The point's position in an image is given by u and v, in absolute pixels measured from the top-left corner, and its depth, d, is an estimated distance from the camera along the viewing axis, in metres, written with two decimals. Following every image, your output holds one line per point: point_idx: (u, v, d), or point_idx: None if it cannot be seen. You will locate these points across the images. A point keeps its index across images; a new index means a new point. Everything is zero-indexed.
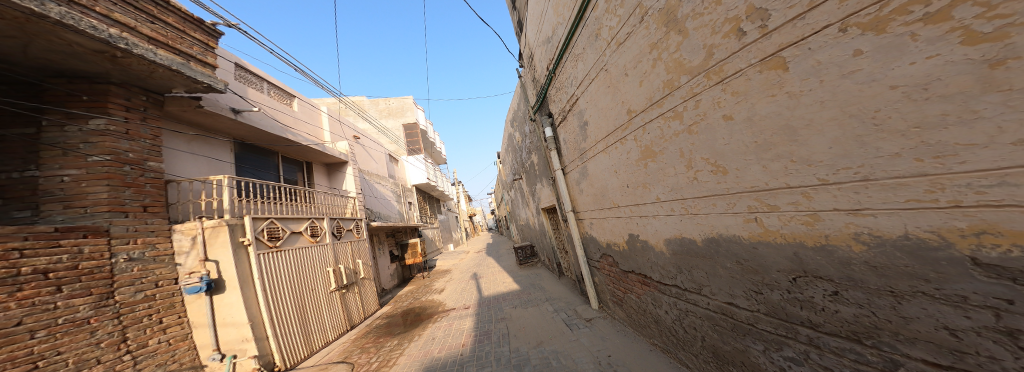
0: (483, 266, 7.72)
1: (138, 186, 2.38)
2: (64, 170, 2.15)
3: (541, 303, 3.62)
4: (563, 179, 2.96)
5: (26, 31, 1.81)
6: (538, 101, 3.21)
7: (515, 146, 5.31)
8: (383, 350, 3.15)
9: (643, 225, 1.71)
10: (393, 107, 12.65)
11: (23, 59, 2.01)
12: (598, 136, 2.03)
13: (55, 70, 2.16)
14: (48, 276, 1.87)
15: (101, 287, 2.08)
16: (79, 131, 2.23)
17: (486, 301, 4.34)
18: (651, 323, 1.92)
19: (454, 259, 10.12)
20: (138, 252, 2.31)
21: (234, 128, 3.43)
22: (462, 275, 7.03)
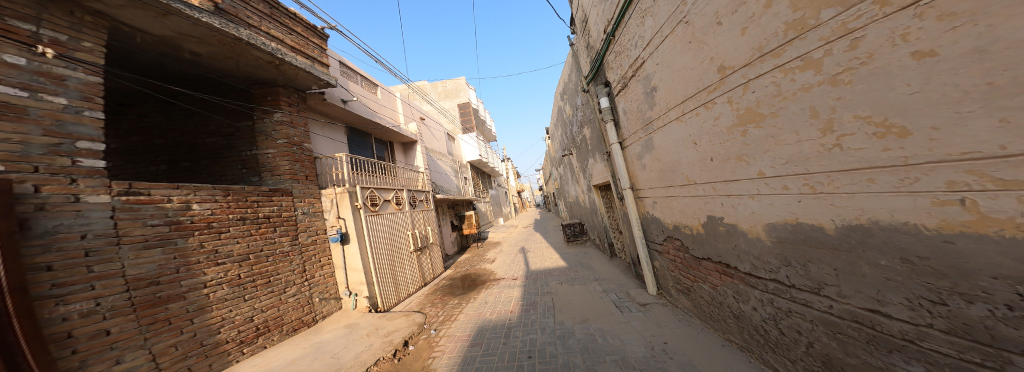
0: (533, 241, 7.88)
1: (302, 161, 3.22)
2: (268, 149, 3.07)
3: (588, 282, 3.58)
4: (620, 153, 2.73)
5: (235, 51, 2.54)
6: (592, 71, 2.98)
7: (565, 120, 5.07)
8: (448, 306, 3.54)
9: (735, 205, 1.46)
10: (447, 88, 13.08)
11: (237, 71, 2.82)
12: (672, 102, 1.77)
13: (252, 79, 2.99)
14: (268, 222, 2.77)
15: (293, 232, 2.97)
16: (270, 121, 3.09)
17: (542, 273, 4.44)
18: (730, 318, 1.73)
19: (505, 232, 10.59)
20: (307, 208, 3.16)
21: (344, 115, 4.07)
22: (512, 247, 7.34)
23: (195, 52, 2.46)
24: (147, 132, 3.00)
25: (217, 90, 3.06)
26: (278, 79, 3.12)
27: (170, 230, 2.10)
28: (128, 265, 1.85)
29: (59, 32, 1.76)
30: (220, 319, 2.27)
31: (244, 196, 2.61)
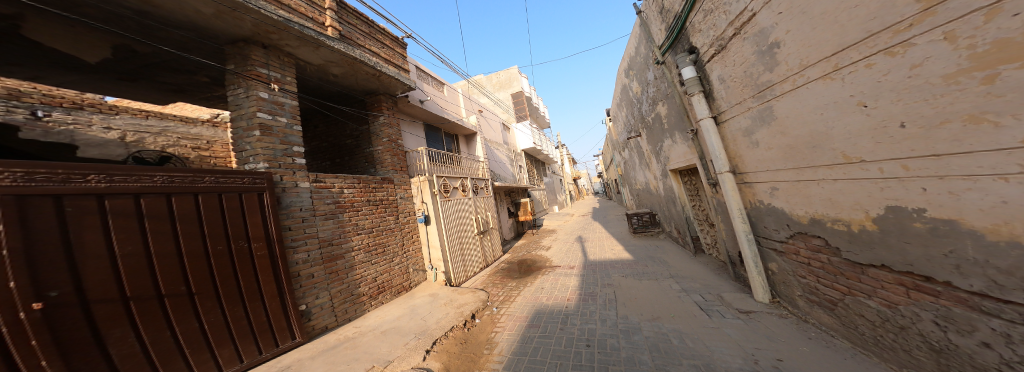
0: (588, 230, 7.66)
1: (397, 155, 4.04)
2: (377, 146, 3.95)
3: (661, 278, 3.24)
4: (713, 130, 2.31)
5: (354, 68, 3.27)
6: (669, 40, 2.62)
7: (632, 99, 4.63)
8: (507, 288, 3.72)
9: (958, 188, 1.02)
10: (502, 80, 13.22)
11: (355, 85, 3.65)
12: (820, 55, 1.38)
13: (365, 90, 3.87)
14: (383, 203, 3.49)
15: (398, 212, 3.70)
16: (378, 124, 3.98)
17: (602, 264, 4.23)
18: (924, 349, 1.27)
19: (560, 220, 10.46)
20: (404, 193, 3.92)
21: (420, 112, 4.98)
22: (569, 236, 7.21)
23: (336, 74, 3.31)
24: (319, 139, 4.55)
25: (344, 103, 4.12)
26: (379, 89, 3.93)
27: (338, 207, 2.87)
28: (320, 230, 2.64)
29: (277, 72, 2.67)
30: (367, 274, 3.04)
31: (371, 183, 3.36)
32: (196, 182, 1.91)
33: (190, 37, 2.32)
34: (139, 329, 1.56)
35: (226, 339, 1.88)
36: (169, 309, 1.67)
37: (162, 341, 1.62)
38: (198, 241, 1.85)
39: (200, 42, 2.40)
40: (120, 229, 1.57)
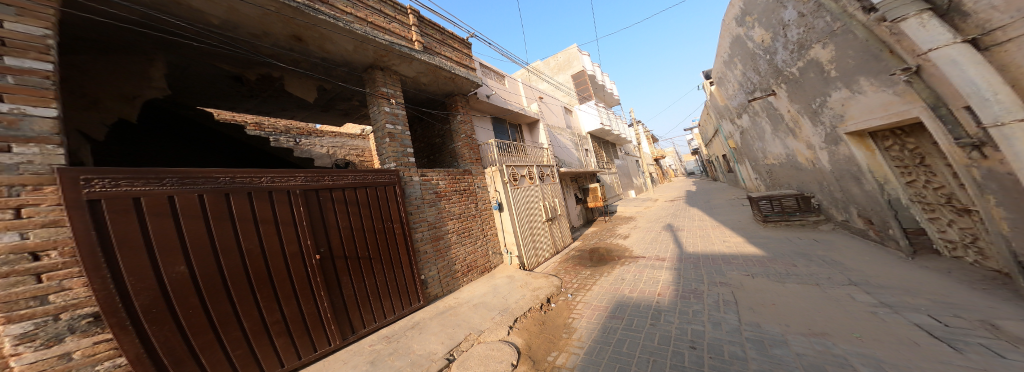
0: (680, 217, 6.68)
1: (473, 148, 4.54)
2: (457, 142, 4.48)
3: (814, 285, 2.47)
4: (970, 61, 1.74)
5: (436, 75, 3.95)
6: None
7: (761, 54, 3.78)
8: (581, 276, 3.73)
9: None
10: (561, 62, 12.44)
11: (437, 88, 4.31)
12: None
13: (447, 92, 4.49)
14: (467, 191, 4.11)
15: (480, 199, 4.28)
16: (457, 122, 4.54)
17: (703, 258, 3.61)
18: None
19: (638, 206, 9.53)
20: (481, 184, 4.38)
21: (484, 106, 5.57)
22: (650, 223, 6.48)
23: (424, 83, 4.08)
24: (418, 141, 5.30)
25: (430, 106, 4.79)
26: (454, 91, 4.56)
27: (437, 196, 3.59)
28: (431, 213, 3.45)
29: (392, 88, 3.55)
30: (463, 254, 3.73)
31: (456, 175, 4.00)
32: (372, 181, 2.90)
33: (347, 72, 3.42)
34: (354, 279, 2.53)
35: (389, 293, 2.77)
36: (363, 268, 2.63)
37: (362, 291, 2.57)
38: (375, 222, 2.83)
39: (351, 74, 3.49)
40: (346, 215, 2.61)
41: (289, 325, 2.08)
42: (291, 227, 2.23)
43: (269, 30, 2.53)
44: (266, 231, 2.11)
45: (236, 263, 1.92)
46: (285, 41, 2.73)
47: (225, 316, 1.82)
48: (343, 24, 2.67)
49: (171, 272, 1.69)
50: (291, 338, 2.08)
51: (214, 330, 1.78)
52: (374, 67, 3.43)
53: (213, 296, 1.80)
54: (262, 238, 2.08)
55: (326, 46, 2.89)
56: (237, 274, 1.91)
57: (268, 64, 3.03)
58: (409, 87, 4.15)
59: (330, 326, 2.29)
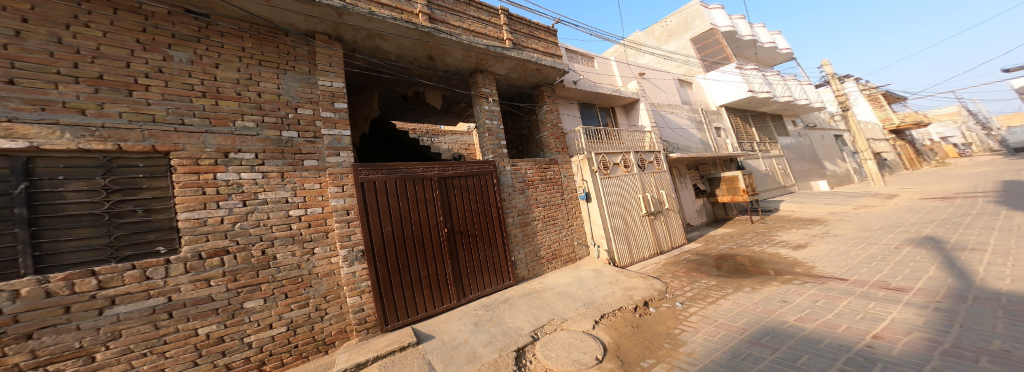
0: (957, 226, 5.20)
1: (558, 138, 6.34)
2: (544, 133, 6.35)
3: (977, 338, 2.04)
4: None
5: (521, 67, 5.69)
6: None
7: None
8: (697, 285, 4.10)
9: None
10: (671, 26, 12.90)
11: (523, 81, 6.28)
12: None
13: (531, 82, 6.36)
14: (551, 183, 5.69)
15: (561, 193, 5.79)
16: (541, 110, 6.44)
17: (835, 291, 3.21)
18: None
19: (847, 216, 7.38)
20: (564, 171, 5.99)
21: (573, 94, 7.44)
22: (882, 234, 5.29)
23: (510, 75, 5.87)
24: (511, 132, 7.64)
25: (519, 100, 6.97)
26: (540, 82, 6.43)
27: (528, 176, 5.35)
28: (518, 194, 5.10)
29: (489, 88, 5.52)
30: (543, 235, 5.23)
31: (544, 165, 5.70)
32: (477, 178, 4.59)
33: (457, 78, 5.64)
34: (464, 251, 4.15)
35: (485, 268, 4.32)
36: (471, 243, 4.25)
37: (469, 264, 4.16)
38: (479, 209, 4.47)
39: (460, 80, 5.73)
40: (462, 202, 4.30)
41: (432, 278, 3.75)
42: (435, 208, 4.00)
43: (416, 55, 4.60)
44: (423, 208, 3.90)
45: (411, 230, 3.71)
46: (420, 59, 4.76)
47: (403, 269, 3.53)
48: (454, 38, 4.45)
49: (383, 229, 3.48)
50: (431, 288, 3.71)
51: (398, 276, 3.47)
52: (477, 71, 5.48)
53: (399, 253, 3.54)
54: (422, 215, 3.86)
55: (446, 60, 4.93)
56: (409, 236, 3.68)
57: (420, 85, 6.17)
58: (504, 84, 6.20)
59: (452, 290, 3.90)
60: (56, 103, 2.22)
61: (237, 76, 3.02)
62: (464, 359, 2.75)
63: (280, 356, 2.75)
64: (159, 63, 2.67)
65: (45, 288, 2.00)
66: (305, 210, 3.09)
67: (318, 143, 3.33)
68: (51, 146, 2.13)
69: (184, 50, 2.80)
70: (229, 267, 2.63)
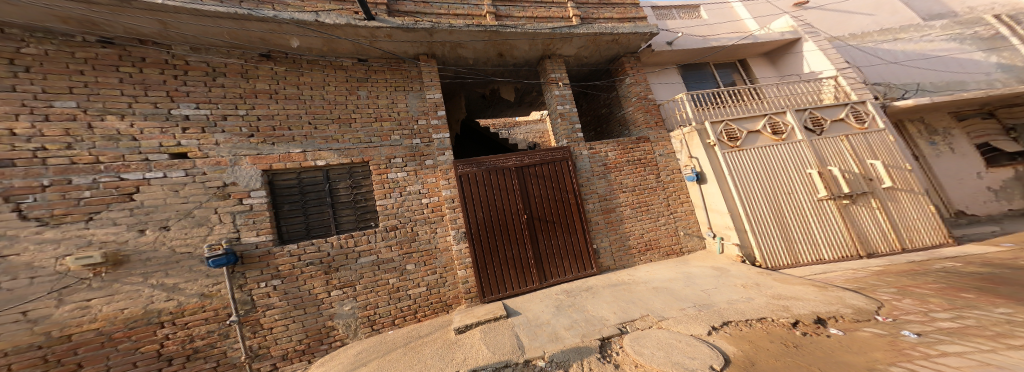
0: None
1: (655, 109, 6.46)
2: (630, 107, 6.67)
3: None
4: None
5: (598, 41, 6.09)
6: None
7: None
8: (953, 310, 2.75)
9: None
10: None
11: (597, 57, 6.69)
12: None
13: (614, 54, 6.65)
14: (638, 168, 5.86)
15: (650, 180, 5.86)
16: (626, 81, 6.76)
17: None
18: None
19: None
20: (664, 151, 6.08)
21: (675, 56, 6.91)
22: None
23: (583, 53, 6.47)
24: (587, 113, 8.68)
25: (595, 77, 7.59)
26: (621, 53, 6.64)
27: (609, 160, 5.78)
28: (597, 177, 5.65)
29: (558, 72, 6.41)
30: (635, 217, 5.59)
31: (628, 146, 5.95)
32: (552, 164, 5.48)
33: (524, 67, 6.84)
34: (544, 234, 5.10)
35: (568, 252, 5.15)
36: (550, 226, 5.16)
37: (551, 246, 5.08)
38: (557, 193, 5.34)
39: (530, 69, 6.89)
40: (539, 187, 5.27)
41: (515, 260, 4.86)
42: (515, 194, 5.09)
43: (487, 54, 5.85)
44: (507, 194, 5.05)
45: (494, 215, 4.91)
46: (493, 57, 6.02)
47: (492, 251, 4.77)
48: (522, 29, 5.34)
49: (473, 213, 4.78)
50: (517, 269, 4.84)
51: (490, 255, 4.74)
52: (544, 58, 6.41)
53: (487, 235, 4.79)
54: (507, 199, 5.02)
55: (513, 52, 6.04)
56: (493, 220, 4.88)
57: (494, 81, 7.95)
58: (575, 64, 6.85)
59: (535, 274, 4.92)
60: (339, 136, 4.41)
61: (386, 102, 4.85)
62: (547, 338, 3.26)
63: (425, 309, 4.32)
64: (355, 101, 4.65)
65: (341, 242, 4.04)
66: (429, 198, 4.68)
67: (431, 146, 4.91)
68: (333, 162, 4.29)
69: (365, 90, 4.78)
70: (398, 238, 4.35)
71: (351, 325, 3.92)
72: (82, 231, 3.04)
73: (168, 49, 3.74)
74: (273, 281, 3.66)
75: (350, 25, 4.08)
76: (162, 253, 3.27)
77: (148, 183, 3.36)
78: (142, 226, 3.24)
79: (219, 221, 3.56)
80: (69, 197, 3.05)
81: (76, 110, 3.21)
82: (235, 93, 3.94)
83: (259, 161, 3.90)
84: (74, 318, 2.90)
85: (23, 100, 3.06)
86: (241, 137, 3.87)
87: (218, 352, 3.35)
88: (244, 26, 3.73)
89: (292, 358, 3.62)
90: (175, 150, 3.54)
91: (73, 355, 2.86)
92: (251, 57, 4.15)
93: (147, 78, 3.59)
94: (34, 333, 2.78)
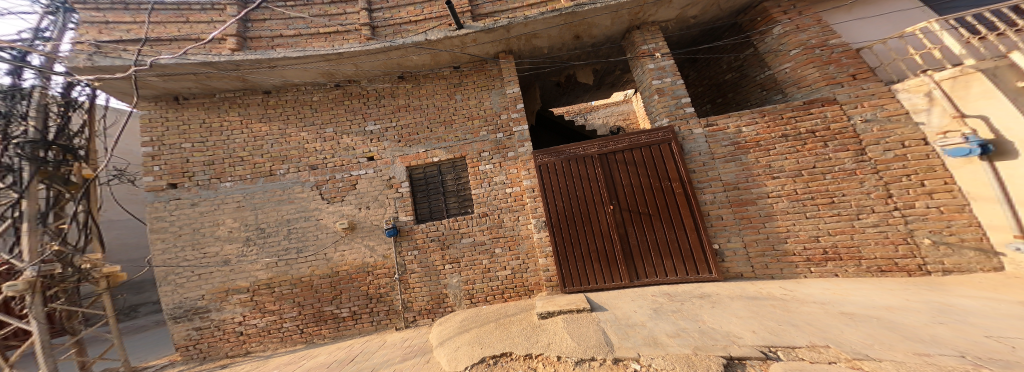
0: None
1: (836, 62, 5.04)
2: (782, 64, 5.55)
3: None
4: None
5: None
6: None
7: None
8: None
9: None
10: None
11: (721, 11, 5.90)
12: None
13: (744, 3, 5.76)
14: (804, 146, 4.75)
15: (843, 160, 4.57)
16: (773, 38, 5.63)
17: None
18: None
19: None
20: (870, 114, 4.63)
21: None
22: None
23: (693, 15, 5.97)
24: (714, 75, 7.55)
25: (719, 34, 6.60)
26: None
27: (736, 147, 5.00)
28: (706, 162, 5.07)
29: (651, 42, 6.07)
30: (781, 206, 4.64)
31: (775, 121, 4.96)
32: (648, 147, 5.29)
33: (611, 46, 6.85)
34: (636, 228, 5.04)
35: (670, 251, 4.85)
36: (643, 217, 5.03)
37: (642, 240, 4.99)
38: (657, 179, 5.12)
39: (618, 47, 6.94)
40: (628, 173, 5.26)
41: (600, 253, 5.13)
42: (597, 183, 5.37)
43: (564, 40, 6.38)
44: (589, 183, 5.42)
45: (575, 204, 5.39)
46: (577, 43, 6.56)
47: (573, 240, 5.29)
48: (602, 3, 5.46)
49: (553, 202, 5.50)
50: (602, 263, 5.10)
51: (571, 246, 5.29)
52: (634, 29, 6.24)
53: (565, 225, 5.37)
54: (588, 188, 5.39)
55: (594, 32, 6.28)
56: (572, 209, 5.39)
57: (569, 66, 7.61)
58: (679, 28, 6.34)
59: (625, 272, 5.00)
60: (465, 135, 6.32)
61: (475, 101, 6.54)
62: (642, 340, 3.05)
63: (511, 291, 5.54)
64: (451, 103, 6.56)
65: (450, 224, 5.88)
66: (512, 188, 5.89)
67: (513, 139, 6.16)
68: (442, 158, 6.23)
69: (460, 94, 6.62)
70: (490, 225, 5.77)
71: (458, 295, 5.66)
72: (340, 207, 6.03)
73: (359, 83, 6.69)
74: (411, 251, 5.86)
75: (446, 37, 5.77)
76: (369, 225, 5.95)
77: (360, 178, 6.19)
78: (361, 206, 6.07)
79: (388, 203, 6.07)
80: (337, 188, 6.12)
81: (333, 134, 6.42)
82: (390, 109, 6.57)
83: (405, 160, 6.26)
84: (339, 261, 5.84)
85: (316, 129, 6.44)
86: (393, 142, 6.37)
87: (391, 299, 5.76)
88: (389, 56, 6.10)
89: (425, 314, 5.71)
90: (367, 155, 6.29)
91: (341, 284, 5.76)
92: (393, 80, 6.73)
93: (353, 106, 6.58)
94: (328, 266, 5.83)
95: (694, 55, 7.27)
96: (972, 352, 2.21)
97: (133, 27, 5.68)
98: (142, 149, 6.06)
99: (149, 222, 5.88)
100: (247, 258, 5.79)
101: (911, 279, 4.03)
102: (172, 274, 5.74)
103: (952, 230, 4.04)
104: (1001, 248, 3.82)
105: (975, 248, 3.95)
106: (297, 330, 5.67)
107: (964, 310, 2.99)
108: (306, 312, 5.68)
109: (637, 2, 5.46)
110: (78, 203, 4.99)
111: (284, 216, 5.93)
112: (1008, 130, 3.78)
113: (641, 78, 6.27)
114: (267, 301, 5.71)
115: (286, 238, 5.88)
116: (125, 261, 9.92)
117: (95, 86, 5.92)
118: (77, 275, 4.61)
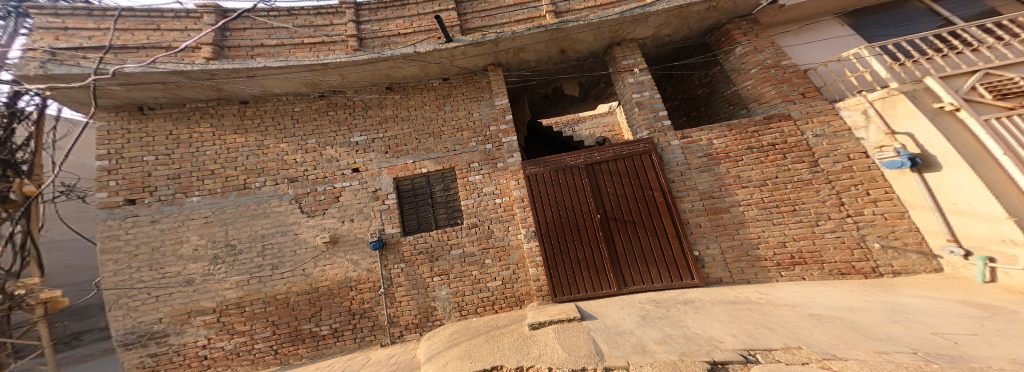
0: None
1: (790, 82, 5.57)
2: (745, 82, 6.06)
3: None
4: None
5: (681, 16, 5.89)
6: None
7: None
8: None
9: None
10: None
11: (691, 31, 6.37)
12: None
13: (710, 25, 6.25)
14: (768, 158, 5.21)
15: (801, 170, 5.05)
16: (736, 58, 6.16)
17: None
18: None
19: None
20: (820, 130, 5.17)
21: (815, 8, 6.01)
22: None
23: (666, 33, 6.39)
24: (687, 90, 8.10)
25: (690, 52, 7.11)
26: (723, 20, 6.15)
27: (709, 159, 5.40)
28: (684, 173, 5.41)
29: (630, 58, 6.43)
30: (752, 214, 5.02)
31: (741, 135, 5.40)
32: (632, 158, 5.59)
33: (593, 61, 7.18)
34: (623, 236, 5.25)
35: (655, 258, 5.08)
36: (630, 226, 5.26)
37: (630, 248, 5.20)
38: (641, 188, 5.39)
39: (599, 62, 7.29)
40: (614, 183, 5.51)
41: (590, 261, 5.28)
42: (586, 193, 5.56)
43: (549, 54, 6.61)
44: (578, 193, 5.60)
45: (565, 214, 5.54)
46: (560, 57, 6.81)
47: (563, 250, 5.41)
48: (584, 21, 5.72)
49: (542, 212, 5.63)
50: (592, 271, 5.24)
51: (561, 255, 5.41)
52: (614, 45, 6.60)
53: (556, 234, 5.49)
54: (578, 197, 5.57)
55: (577, 48, 6.58)
56: (562, 218, 5.53)
57: (556, 79, 7.90)
58: (655, 45, 6.77)
59: (614, 281, 5.16)
60: (453, 147, 6.34)
61: (463, 113, 6.58)
62: (631, 348, 3.17)
63: (501, 302, 5.54)
64: (440, 114, 6.58)
65: (439, 236, 5.83)
66: (501, 198, 5.95)
67: (501, 150, 6.25)
68: (431, 169, 6.20)
69: (449, 105, 6.65)
70: (478, 235, 5.78)
71: (446, 308, 5.58)
72: (322, 221, 5.83)
73: (345, 93, 6.56)
74: (398, 265, 5.74)
75: (436, 50, 5.81)
76: (352, 238, 5.74)
77: (344, 190, 5.98)
78: (345, 219, 5.84)
79: (374, 216, 5.91)
80: (318, 201, 5.92)
81: (315, 145, 6.21)
82: (377, 120, 6.49)
83: (392, 171, 6.19)
84: (321, 277, 5.60)
85: (298, 140, 6.22)
86: (380, 154, 6.28)
87: (376, 314, 5.59)
88: (377, 67, 6.04)
89: (412, 329, 5.58)
90: (352, 166, 6.15)
91: (322, 300, 5.53)
92: (381, 90, 6.66)
93: (338, 117, 6.43)
94: (308, 283, 5.57)
95: (669, 71, 7.77)
96: (922, 349, 2.50)
97: (97, 34, 5.30)
98: (96, 162, 5.55)
99: (97, 242, 5.31)
100: (216, 276, 5.41)
101: (866, 280, 4.44)
102: (123, 297, 5.21)
103: (897, 234, 4.56)
104: (938, 249, 4.32)
105: (917, 251, 4.47)
106: (271, 351, 5.34)
107: (911, 308, 3.37)
108: (281, 331, 5.40)
109: (617, 21, 5.77)
110: (14, 224, 4.48)
111: (258, 232, 5.65)
112: (931, 146, 4.30)
113: (622, 91, 6.60)
114: (236, 321, 5.34)
115: (263, 254, 5.57)
116: (67, 284, 9.05)
117: (47, 95, 5.45)
118: (8, 302, 4.14)
